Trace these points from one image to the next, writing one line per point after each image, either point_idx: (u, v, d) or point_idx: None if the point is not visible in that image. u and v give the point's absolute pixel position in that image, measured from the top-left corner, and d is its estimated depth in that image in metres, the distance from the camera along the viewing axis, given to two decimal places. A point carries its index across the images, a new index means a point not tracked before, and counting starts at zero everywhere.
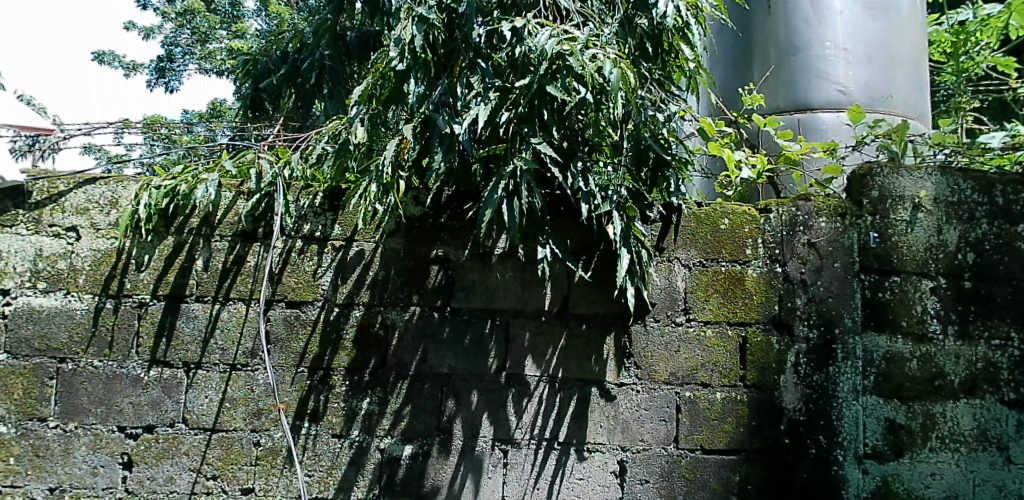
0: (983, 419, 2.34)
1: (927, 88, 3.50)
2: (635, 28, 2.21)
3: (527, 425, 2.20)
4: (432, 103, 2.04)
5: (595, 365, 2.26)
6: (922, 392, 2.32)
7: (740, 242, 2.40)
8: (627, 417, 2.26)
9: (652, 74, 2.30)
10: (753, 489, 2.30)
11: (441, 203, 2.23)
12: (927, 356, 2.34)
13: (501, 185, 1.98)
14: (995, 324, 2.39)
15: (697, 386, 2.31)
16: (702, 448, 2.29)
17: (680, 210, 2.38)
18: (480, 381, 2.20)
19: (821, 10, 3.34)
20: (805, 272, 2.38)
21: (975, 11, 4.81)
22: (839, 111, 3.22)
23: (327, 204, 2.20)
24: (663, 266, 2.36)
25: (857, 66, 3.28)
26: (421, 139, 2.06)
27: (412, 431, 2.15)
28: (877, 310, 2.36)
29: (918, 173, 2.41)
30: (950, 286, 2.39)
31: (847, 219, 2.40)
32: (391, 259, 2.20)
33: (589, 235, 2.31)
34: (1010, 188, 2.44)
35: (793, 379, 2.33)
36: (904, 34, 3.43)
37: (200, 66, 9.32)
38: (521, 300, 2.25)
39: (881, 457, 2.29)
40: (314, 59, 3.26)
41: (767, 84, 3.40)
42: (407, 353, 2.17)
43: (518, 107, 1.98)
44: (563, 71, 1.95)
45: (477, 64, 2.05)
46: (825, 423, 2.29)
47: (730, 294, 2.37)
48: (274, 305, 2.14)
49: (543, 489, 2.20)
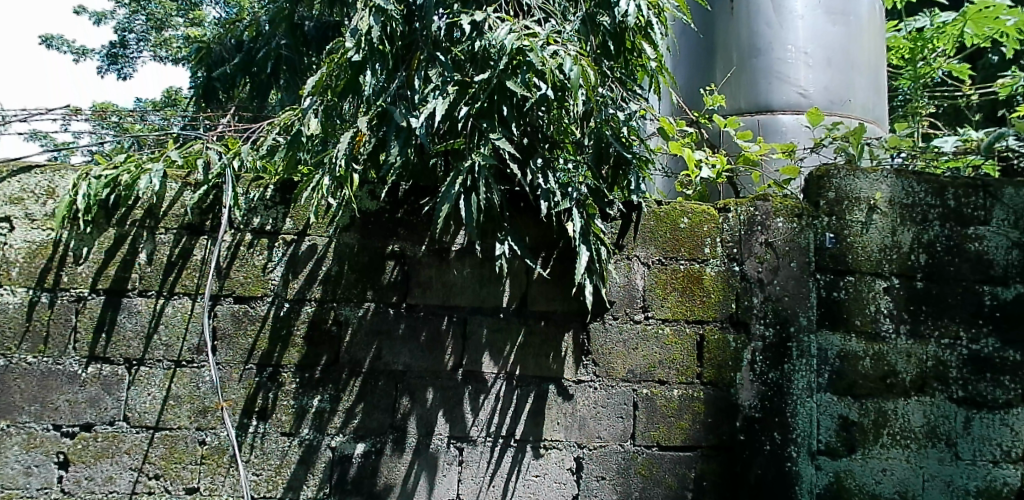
0: (932, 416, 2.40)
1: (885, 93, 3.57)
2: (597, 26, 2.22)
3: (483, 422, 2.19)
4: (389, 96, 2.03)
5: (553, 363, 2.26)
6: (875, 390, 2.37)
7: (698, 241, 2.42)
8: (584, 414, 2.27)
9: (614, 72, 2.32)
10: (707, 485, 2.33)
11: (398, 198, 2.20)
12: (879, 355, 2.39)
13: (458, 180, 1.97)
14: (945, 323, 2.45)
15: (654, 383, 2.33)
16: (658, 445, 2.31)
17: (640, 209, 2.39)
18: (435, 378, 2.18)
19: (783, 14, 3.39)
20: (762, 271, 2.41)
21: (930, 19, 4.95)
22: (798, 113, 3.27)
23: (278, 197, 2.16)
24: (623, 264, 2.37)
25: (817, 70, 3.34)
26: (378, 132, 2.04)
27: (365, 428, 2.12)
28: (832, 308, 2.40)
29: (874, 175, 2.46)
30: (902, 286, 2.45)
31: (803, 220, 2.44)
32: (345, 254, 2.16)
33: (548, 232, 2.31)
34: (961, 191, 2.50)
35: (749, 377, 2.36)
36: (864, 39, 3.51)
37: (154, 52, 9.07)
38: (478, 297, 2.23)
39: (833, 453, 2.33)
40: (270, 48, 3.19)
41: (729, 85, 3.44)
42: (360, 351, 2.14)
43: (477, 102, 1.98)
44: (523, 67, 1.94)
45: (436, 57, 2.04)
46: (780, 420, 2.32)
47: (688, 293, 2.39)
48: (220, 300, 2.09)
49: (498, 486, 2.19)
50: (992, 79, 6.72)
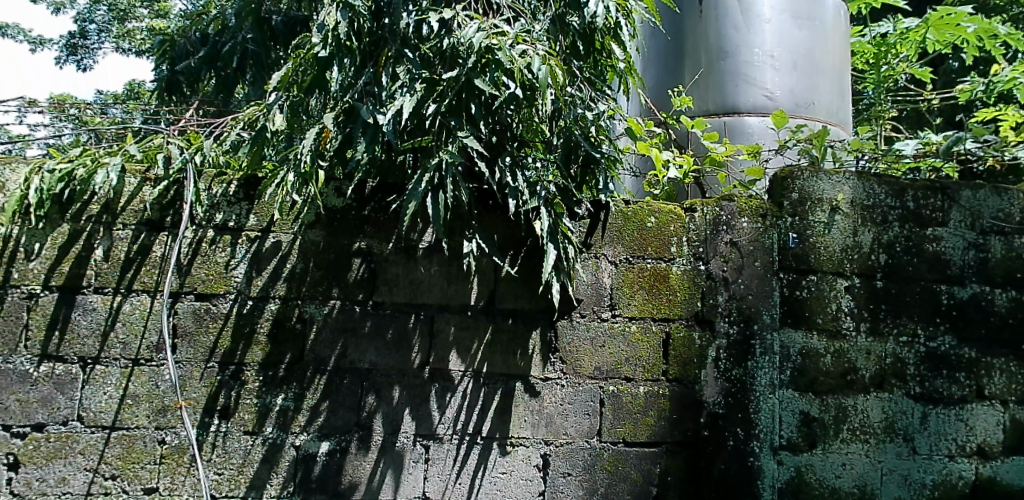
0: (890, 411, 2.47)
1: (848, 97, 3.66)
2: (566, 26, 2.23)
3: (450, 419, 2.20)
4: (355, 92, 2.03)
5: (520, 360, 2.28)
6: (836, 386, 2.43)
7: (665, 240, 2.47)
8: (551, 411, 2.29)
9: (583, 72, 2.34)
10: (672, 480, 2.38)
11: (364, 195, 2.19)
12: (840, 352, 2.45)
13: (425, 177, 1.96)
14: (904, 321, 2.52)
15: (620, 380, 2.36)
16: (624, 441, 2.34)
17: (608, 208, 2.42)
18: (402, 376, 2.18)
19: (750, 17, 3.45)
20: (728, 270, 2.43)
21: (894, 25, 5.08)
22: (764, 115, 3.33)
23: (242, 193, 2.13)
24: (591, 263, 2.39)
25: (782, 73, 3.40)
26: (344, 129, 2.02)
27: (330, 426, 2.11)
28: (795, 307, 2.44)
29: (837, 177, 2.51)
30: (863, 285, 2.51)
31: (767, 220, 2.46)
32: (311, 252, 2.14)
33: (516, 230, 2.32)
34: (921, 194, 2.57)
35: (713, 373, 2.40)
36: (828, 44, 3.58)
37: (116, 44, 8.85)
38: (445, 295, 2.23)
39: (795, 448, 2.37)
40: (236, 42, 3.15)
41: (697, 86, 3.48)
42: (325, 349, 2.13)
43: (445, 99, 1.98)
44: (492, 65, 1.95)
45: (403, 54, 2.03)
46: (743, 415, 2.34)
47: (654, 291, 2.44)
48: (181, 298, 2.05)
49: (464, 484, 2.19)
50: (952, 84, 6.93)
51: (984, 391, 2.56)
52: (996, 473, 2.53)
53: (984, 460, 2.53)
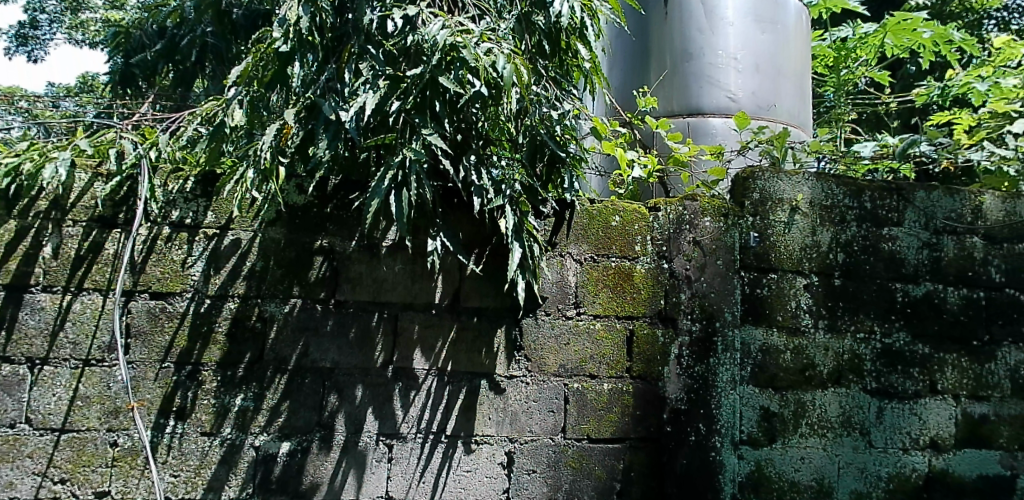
0: (847, 406, 2.53)
1: (809, 100, 3.74)
2: (531, 25, 2.23)
3: (414, 418, 2.19)
4: (318, 88, 2.00)
5: (485, 358, 2.28)
6: (795, 382, 2.48)
7: (629, 239, 2.50)
8: (516, 409, 2.29)
9: (548, 71, 2.35)
10: (636, 475, 2.42)
11: (327, 193, 2.17)
12: (799, 348, 2.50)
13: (388, 175, 1.95)
14: (860, 319, 2.59)
15: (585, 378, 2.38)
16: (589, 438, 2.36)
17: (573, 206, 2.43)
18: (365, 375, 2.16)
19: (714, 20, 3.49)
20: (689, 268, 2.49)
21: (853, 29, 5.19)
22: (727, 117, 3.38)
23: (199, 190, 2.09)
24: (556, 261, 2.40)
25: (745, 76, 3.46)
26: (306, 125, 2.00)
27: (291, 426, 2.08)
28: (756, 305, 2.47)
29: (796, 178, 2.57)
30: (821, 283, 2.57)
31: (729, 219, 2.50)
32: (271, 249, 2.11)
33: (481, 229, 2.32)
34: (877, 194, 2.64)
35: (676, 370, 2.45)
36: (790, 47, 3.65)
37: (69, 35, 8.59)
38: (409, 293, 2.22)
39: (755, 442, 2.39)
40: (195, 35, 3.09)
41: (662, 87, 3.52)
42: (286, 348, 2.10)
43: (410, 97, 1.98)
44: (456, 63, 1.96)
45: (367, 50, 2.02)
46: (704, 411, 2.37)
47: (619, 289, 2.47)
48: (135, 297, 2.01)
49: (428, 482, 2.18)
50: (909, 88, 7.13)
51: (937, 386, 2.64)
52: (948, 465, 2.62)
53: (937, 452, 2.61)
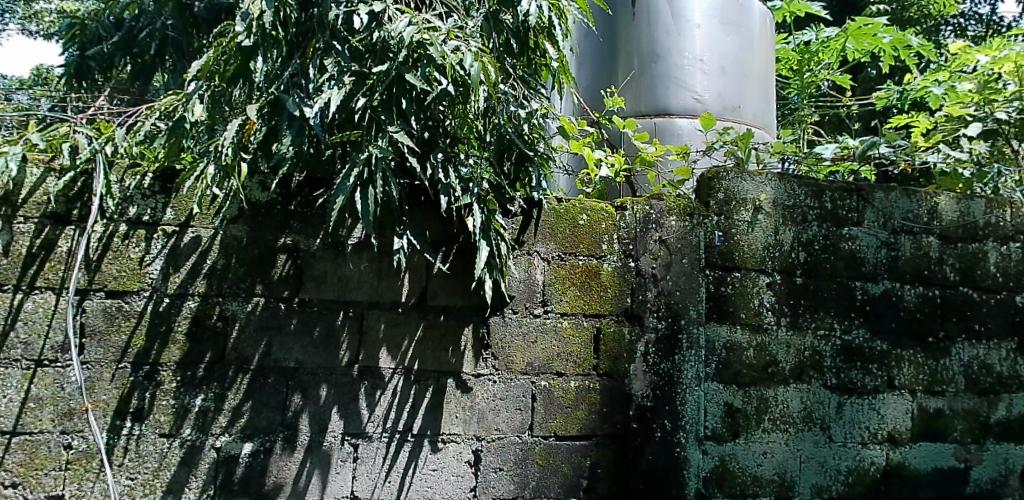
0: (808, 402, 2.59)
1: (773, 102, 3.81)
2: (499, 24, 2.24)
3: (379, 418, 2.17)
4: (282, 84, 1.98)
5: (452, 357, 2.27)
6: (757, 378, 2.52)
7: (597, 237, 2.51)
8: (483, 407, 2.29)
9: (517, 70, 2.34)
10: (602, 472, 2.42)
11: (290, 190, 2.14)
12: (762, 345, 2.55)
13: (353, 172, 1.93)
14: (821, 316, 2.65)
15: (552, 375, 2.39)
16: (556, 435, 2.37)
17: (541, 205, 2.44)
18: (330, 374, 2.14)
19: (680, 22, 3.54)
20: (656, 266, 2.52)
21: (816, 33, 5.30)
22: (693, 117, 3.43)
23: (158, 186, 2.04)
24: (523, 259, 2.40)
25: (711, 77, 3.51)
26: (269, 121, 1.96)
27: (253, 427, 2.05)
28: (720, 302, 2.52)
29: (760, 178, 2.61)
30: (783, 281, 2.62)
31: (694, 218, 2.55)
32: (233, 247, 2.08)
33: (448, 227, 2.32)
34: (838, 195, 2.70)
35: (642, 367, 2.47)
36: (754, 50, 3.71)
37: (22, 26, 8.31)
38: (376, 292, 2.21)
39: (719, 438, 2.44)
40: (155, 28, 3.02)
41: (630, 87, 3.55)
42: (248, 347, 2.06)
43: (375, 93, 1.96)
44: (423, 61, 1.97)
45: (332, 46, 2.01)
46: (670, 408, 2.42)
47: (586, 287, 2.48)
48: (90, 296, 1.95)
49: (393, 482, 2.17)
50: (870, 91, 7.31)
51: (895, 381, 2.72)
52: (904, 458, 2.70)
53: (894, 446, 2.68)
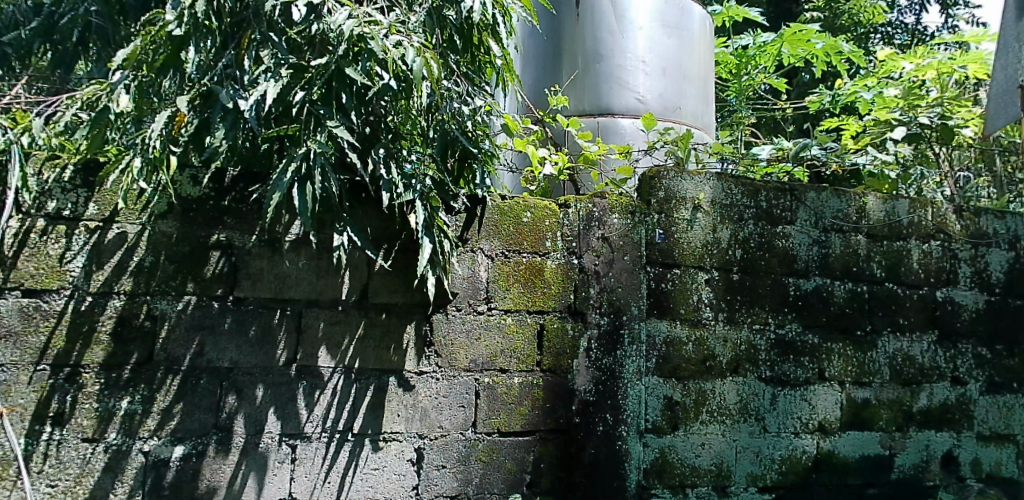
0: (744, 394, 2.67)
1: (712, 103, 3.91)
2: (443, 20, 2.22)
3: (319, 418, 2.13)
4: (215, 75, 1.91)
5: (394, 355, 2.25)
6: (696, 372, 2.59)
7: (540, 235, 2.52)
8: (426, 405, 2.28)
9: (461, 66, 2.33)
10: (545, 467, 2.43)
11: (223, 185, 2.08)
12: (700, 340, 2.62)
13: (290, 167, 1.88)
14: (756, 311, 2.74)
15: (496, 372, 2.39)
16: (499, 431, 2.38)
17: (485, 202, 2.44)
18: (266, 374, 2.09)
19: (623, 23, 3.60)
20: (598, 264, 2.54)
21: (753, 38, 5.46)
22: (636, 117, 3.49)
23: (79, 179, 1.95)
24: (467, 257, 2.40)
25: (653, 78, 3.58)
26: (201, 114, 1.90)
27: (184, 430, 1.98)
28: (660, 298, 2.58)
29: (698, 178, 2.68)
30: (721, 278, 2.69)
31: (636, 216, 2.59)
32: (162, 244, 2.00)
33: (390, 224, 2.29)
34: (772, 194, 2.80)
35: (584, 363, 2.48)
36: (695, 52, 3.80)
37: None
38: (314, 290, 2.17)
39: (659, 431, 2.51)
40: (76, 14, 2.86)
41: (574, 86, 3.58)
42: (179, 348, 1.99)
43: (314, 87, 1.92)
44: (364, 54, 1.93)
45: (269, 37, 1.94)
46: (612, 402, 2.46)
47: (530, 284, 2.48)
48: (5, 295, 1.84)
49: (334, 482, 2.14)
50: (804, 95, 7.61)
51: (825, 373, 2.83)
52: (834, 447, 2.81)
53: (824, 435, 2.80)
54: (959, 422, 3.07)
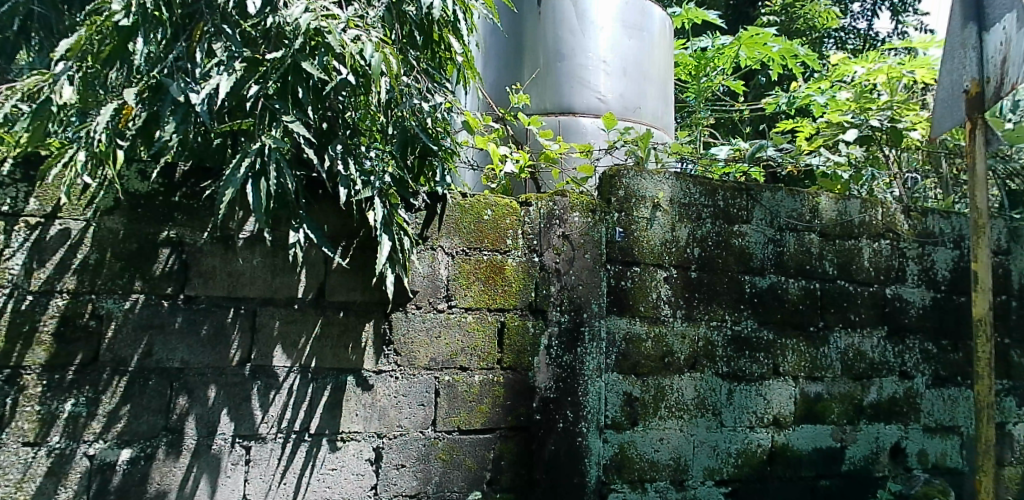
0: (701, 389, 2.72)
1: (672, 104, 3.97)
2: (402, 15, 2.18)
3: (274, 418, 2.10)
4: (166, 67, 1.86)
5: (352, 354, 2.23)
6: (654, 368, 2.63)
7: (501, 232, 2.52)
8: (385, 404, 2.26)
9: (421, 63, 2.32)
10: (506, 464, 2.43)
11: (174, 181, 2.03)
12: (659, 336, 2.65)
13: (244, 163, 1.84)
14: (714, 308, 2.79)
15: (456, 370, 2.38)
16: (459, 430, 2.37)
17: (445, 200, 2.43)
18: (219, 374, 2.04)
19: (585, 23, 3.62)
20: (559, 262, 2.55)
21: (712, 40, 5.55)
22: (597, 117, 3.52)
23: (20, 173, 1.87)
24: (427, 254, 2.38)
25: (614, 79, 3.61)
26: (150, 106, 1.84)
27: (132, 432, 1.92)
28: (620, 296, 2.61)
29: (658, 177, 2.71)
30: (680, 275, 2.73)
31: (597, 214, 2.60)
32: (108, 241, 1.94)
33: (348, 221, 2.26)
34: (729, 194, 2.85)
35: (545, 360, 2.49)
36: (655, 53, 3.85)
37: None
38: (269, 288, 2.13)
39: (618, 426, 2.54)
40: (16, 2, 2.56)
41: (535, 85, 3.59)
42: (126, 348, 1.93)
43: (269, 81, 1.89)
44: (321, 49, 1.92)
45: (222, 30, 1.92)
46: (572, 399, 2.47)
47: (490, 282, 2.48)
48: None
49: (289, 484, 2.10)
50: (760, 97, 7.78)
51: (779, 368, 2.90)
52: (788, 440, 2.88)
53: (778, 429, 2.86)
54: (906, 415, 3.18)
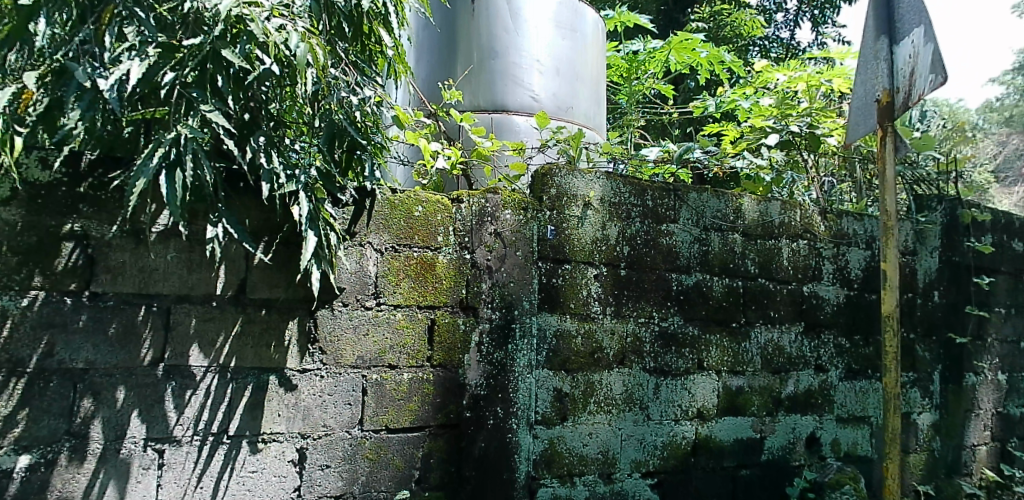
0: (629, 384, 2.78)
1: (603, 104, 4.04)
2: (332, 7, 2.11)
3: (190, 420, 2.01)
4: (71, 50, 1.76)
5: (275, 353, 2.16)
6: (584, 364, 2.67)
7: (432, 229, 2.50)
8: (309, 403, 2.20)
9: (349, 54, 2.26)
10: (435, 462, 2.41)
11: (79, 170, 1.91)
12: (589, 332, 2.70)
13: (157, 152, 1.76)
14: (642, 306, 2.85)
15: (384, 368, 2.34)
16: (387, 428, 2.34)
17: (374, 195, 2.38)
18: (129, 375, 1.94)
19: (519, 22, 3.62)
20: (491, 259, 2.55)
21: (643, 44, 5.68)
22: (530, 115, 3.54)
23: None
24: (355, 250, 2.33)
25: (547, 78, 3.63)
26: (52, 91, 1.74)
27: (31, 438, 1.80)
28: (551, 293, 2.63)
29: (589, 176, 2.75)
30: (609, 273, 2.78)
31: (528, 212, 2.62)
32: (4, 233, 1.82)
33: (271, 216, 2.19)
34: (657, 194, 2.92)
35: (475, 357, 2.48)
36: (587, 54, 3.90)
37: None
38: (185, 284, 2.04)
39: (548, 422, 2.56)
40: None
41: (468, 82, 3.58)
42: (24, 348, 1.82)
43: (185, 69, 1.80)
44: (243, 37, 1.83)
45: (135, 13, 1.81)
46: (502, 396, 2.47)
47: (420, 279, 2.45)
48: None
49: (206, 488, 2.02)
50: (690, 101, 8.01)
51: (703, 363, 2.99)
52: (711, 432, 2.98)
53: (702, 421, 2.96)
54: (820, 406, 3.34)
